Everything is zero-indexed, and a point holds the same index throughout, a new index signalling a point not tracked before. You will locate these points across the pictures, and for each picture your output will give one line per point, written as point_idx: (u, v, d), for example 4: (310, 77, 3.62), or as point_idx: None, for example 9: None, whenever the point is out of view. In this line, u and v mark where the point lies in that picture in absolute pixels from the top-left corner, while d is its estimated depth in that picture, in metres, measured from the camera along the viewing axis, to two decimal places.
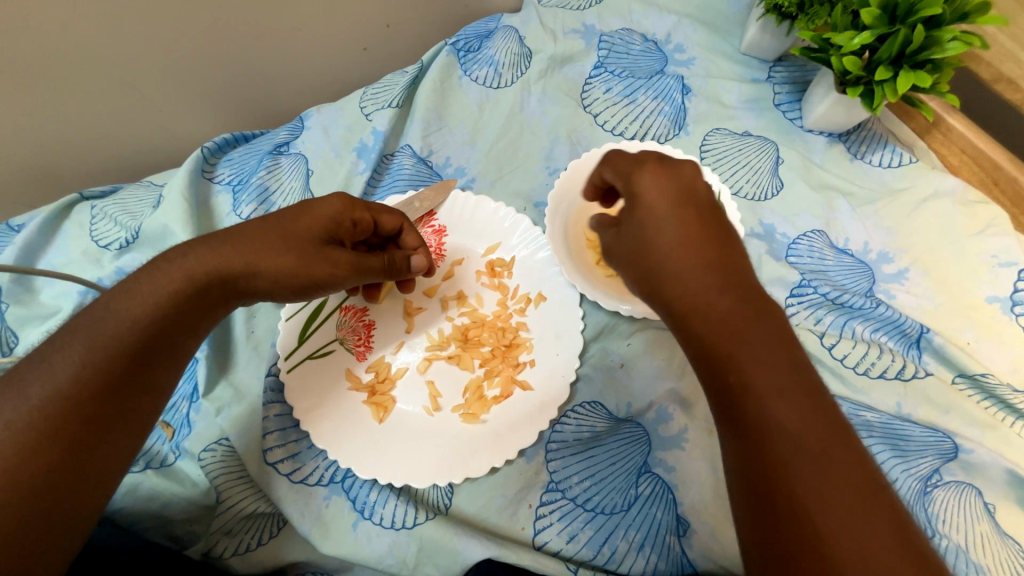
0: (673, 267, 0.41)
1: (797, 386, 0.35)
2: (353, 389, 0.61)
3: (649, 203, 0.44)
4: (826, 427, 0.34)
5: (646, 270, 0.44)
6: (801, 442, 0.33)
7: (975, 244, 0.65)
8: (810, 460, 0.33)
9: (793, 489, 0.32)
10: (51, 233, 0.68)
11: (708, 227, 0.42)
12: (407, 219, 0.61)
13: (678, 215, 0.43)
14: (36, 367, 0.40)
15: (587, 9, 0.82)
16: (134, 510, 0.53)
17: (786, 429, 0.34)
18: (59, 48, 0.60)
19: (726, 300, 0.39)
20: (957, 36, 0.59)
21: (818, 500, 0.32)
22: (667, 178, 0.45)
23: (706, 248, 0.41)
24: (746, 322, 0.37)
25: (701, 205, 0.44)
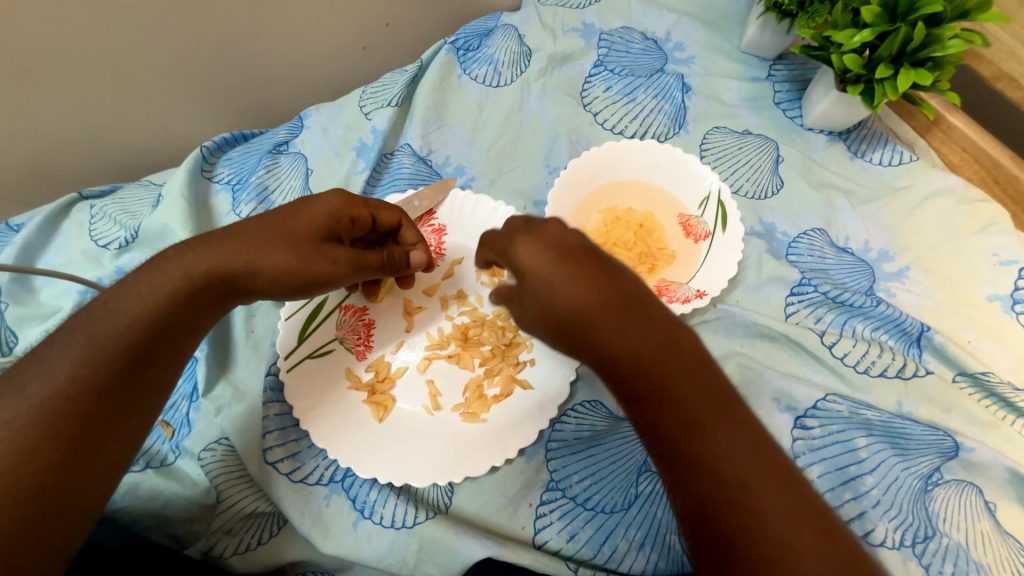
0: (591, 329, 0.41)
1: (721, 423, 0.37)
2: (353, 388, 0.61)
3: (533, 273, 0.43)
4: (768, 467, 0.35)
5: (561, 333, 0.43)
6: (755, 495, 0.34)
7: (976, 243, 0.65)
8: (771, 511, 0.34)
9: (766, 544, 0.33)
10: (50, 232, 0.67)
11: (605, 278, 0.42)
12: (405, 215, 0.60)
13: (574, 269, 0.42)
14: (36, 366, 0.40)
15: (587, 8, 0.82)
16: (134, 510, 0.53)
17: (737, 480, 0.35)
18: (57, 48, 0.60)
19: (650, 357, 0.39)
20: (957, 34, 0.59)
21: (790, 551, 0.33)
22: (541, 242, 0.44)
23: (607, 306, 0.41)
24: (671, 376, 0.38)
25: (581, 258, 0.43)
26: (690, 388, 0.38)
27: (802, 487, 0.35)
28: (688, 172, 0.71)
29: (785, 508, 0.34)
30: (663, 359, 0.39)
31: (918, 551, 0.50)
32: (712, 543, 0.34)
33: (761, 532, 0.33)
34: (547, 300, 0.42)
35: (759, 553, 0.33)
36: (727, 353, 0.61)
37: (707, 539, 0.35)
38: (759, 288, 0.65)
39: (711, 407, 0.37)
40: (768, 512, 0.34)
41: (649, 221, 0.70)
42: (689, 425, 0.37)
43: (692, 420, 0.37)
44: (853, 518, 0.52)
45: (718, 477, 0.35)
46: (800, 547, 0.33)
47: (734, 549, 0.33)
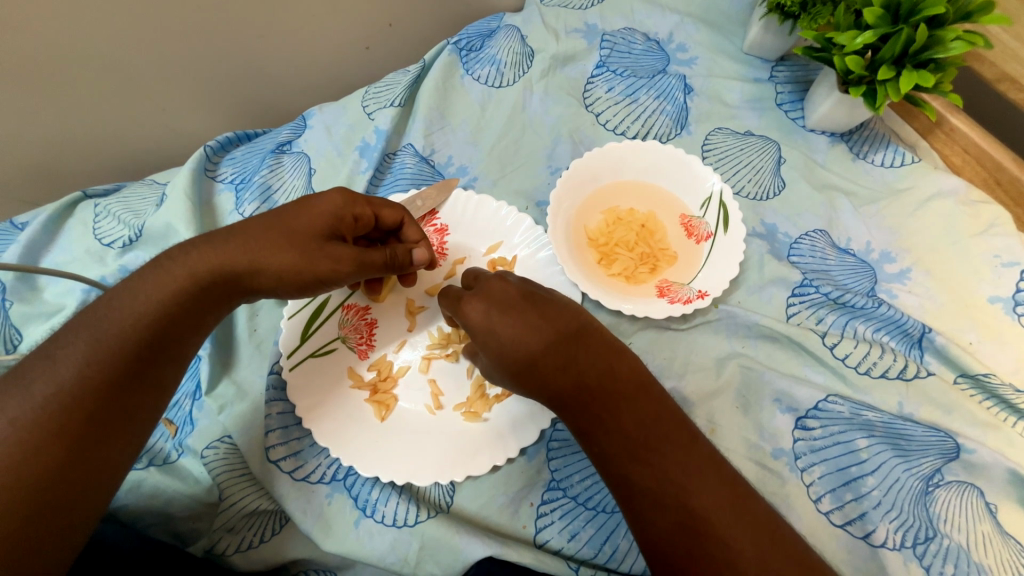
0: (542, 374, 0.46)
1: (658, 440, 0.42)
2: (354, 387, 0.61)
3: (482, 327, 0.49)
4: (708, 474, 0.41)
5: (517, 378, 0.48)
6: (699, 501, 0.40)
7: (978, 244, 0.65)
8: (716, 514, 0.39)
9: (714, 546, 0.38)
10: (55, 231, 0.68)
11: (548, 326, 0.47)
12: (407, 213, 0.60)
13: (521, 320, 0.47)
14: (42, 364, 0.40)
15: (589, 9, 0.82)
16: (137, 507, 0.53)
17: (681, 488, 0.40)
18: (62, 46, 0.60)
19: (592, 386, 0.45)
20: (960, 36, 0.58)
21: (734, 546, 0.38)
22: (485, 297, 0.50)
23: (547, 353, 0.46)
24: (613, 406, 0.44)
25: (522, 307, 0.49)
26: (630, 414, 0.43)
27: (738, 486, 0.41)
28: (689, 173, 0.71)
29: (727, 507, 0.40)
30: (605, 392, 0.44)
31: (919, 552, 0.50)
32: (667, 552, 0.39)
33: (709, 534, 0.39)
34: (502, 349, 0.47)
35: (708, 553, 0.38)
36: (729, 353, 0.61)
37: (663, 548, 0.40)
38: (760, 289, 0.65)
39: (653, 429, 0.43)
40: (713, 514, 0.39)
41: (651, 221, 0.70)
42: (635, 446, 0.42)
43: (636, 442, 0.42)
44: (853, 519, 0.52)
45: (666, 489, 0.41)
46: (741, 541, 0.38)
47: (687, 553, 0.39)
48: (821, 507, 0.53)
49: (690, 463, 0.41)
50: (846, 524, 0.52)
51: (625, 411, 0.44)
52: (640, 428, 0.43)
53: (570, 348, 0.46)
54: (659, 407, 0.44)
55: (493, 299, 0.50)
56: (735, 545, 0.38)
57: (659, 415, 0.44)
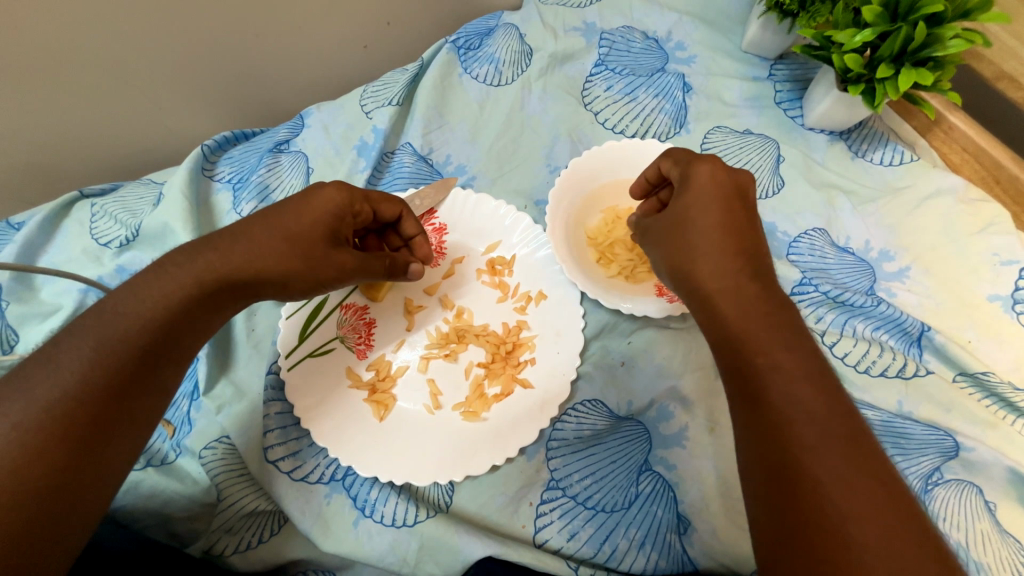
0: (700, 274, 0.48)
1: (808, 372, 0.40)
2: (353, 387, 0.61)
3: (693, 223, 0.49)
4: (838, 414, 0.38)
5: (677, 279, 0.51)
6: (816, 433, 0.37)
7: (977, 243, 0.65)
8: (823, 454, 0.36)
9: (819, 485, 0.35)
10: (51, 231, 0.67)
11: (743, 235, 0.49)
12: (407, 206, 0.60)
13: (712, 216, 0.49)
14: (44, 369, 0.40)
15: (588, 7, 0.82)
16: (135, 508, 0.53)
17: (799, 413, 0.38)
18: (59, 44, 0.59)
19: (754, 303, 0.44)
20: (959, 34, 0.58)
21: (833, 484, 0.35)
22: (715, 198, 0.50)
23: (731, 256, 0.47)
24: (767, 316, 0.44)
25: (735, 221, 0.49)
26: (782, 328, 0.43)
27: (875, 446, 0.37)
28: None
29: (845, 452, 0.36)
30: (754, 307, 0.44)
31: None
32: (765, 469, 0.38)
33: (811, 465, 0.36)
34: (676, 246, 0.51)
35: (804, 484, 0.36)
36: None
37: (761, 465, 0.38)
38: None
39: (791, 352, 0.41)
40: (822, 451, 0.36)
41: None
42: (774, 368, 0.41)
43: (772, 359, 0.41)
44: None
45: (782, 407, 0.39)
46: (848, 482, 0.35)
47: (786, 472, 0.37)
48: None
49: (827, 398, 0.39)
50: None
51: (778, 324, 0.43)
52: (777, 349, 0.42)
53: (753, 257, 0.48)
54: (813, 345, 0.42)
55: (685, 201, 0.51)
56: (836, 484, 0.35)
57: (811, 350, 0.42)
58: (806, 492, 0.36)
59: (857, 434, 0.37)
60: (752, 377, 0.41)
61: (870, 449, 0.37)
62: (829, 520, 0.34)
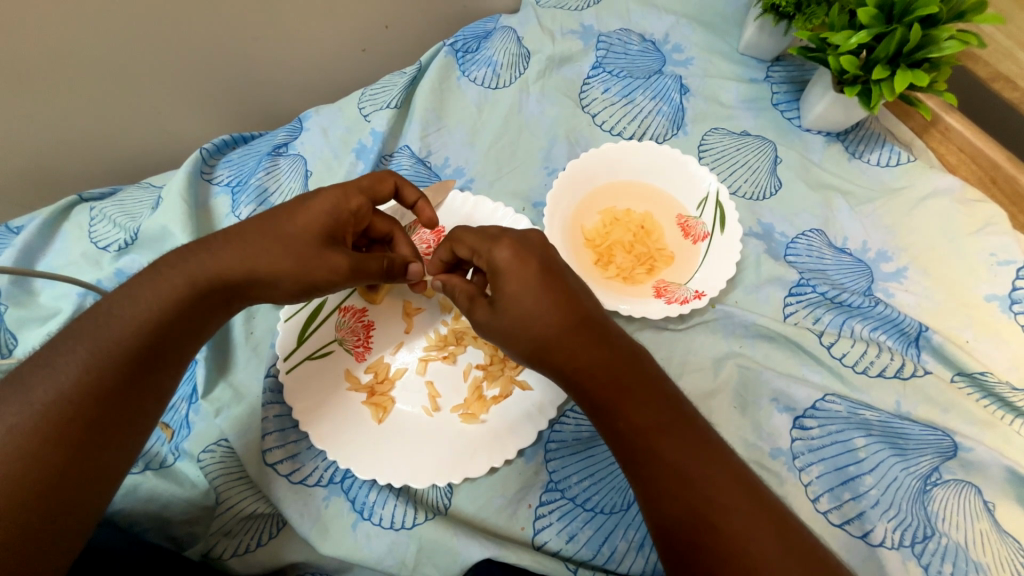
0: (557, 353, 0.45)
1: (673, 421, 0.42)
2: (353, 389, 0.61)
3: (514, 295, 0.46)
4: (708, 456, 0.41)
5: (528, 356, 0.47)
6: (705, 481, 0.40)
7: (974, 243, 0.65)
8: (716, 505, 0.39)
9: (722, 533, 0.38)
10: (50, 234, 0.68)
11: (574, 301, 0.46)
12: (399, 177, 0.60)
13: (538, 294, 0.45)
14: (40, 372, 0.40)
15: (585, 10, 0.82)
16: (134, 511, 0.53)
17: (683, 474, 0.40)
18: (58, 49, 0.60)
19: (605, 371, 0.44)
20: (954, 35, 0.59)
21: (734, 528, 0.38)
22: (531, 258, 0.47)
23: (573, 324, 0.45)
24: (623, 383, 0.43)
25: (560, 280, 0.47)
26: (635, 390, 0.43)
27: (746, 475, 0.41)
28: (685, 174, 0.71)
29: (728, 497, 0.39)
30: (608, 372, 0.44)
31: (917, 551, 0.50)
32: (672, 531, 0.40)
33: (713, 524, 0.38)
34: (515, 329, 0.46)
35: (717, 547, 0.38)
36: (726, 353, 0.61)
37: (660, 530, 0.40)
38: (757, 288, 0.65)
39: (651, 409, 0.43)
40: (713, 505, 0.39)
41: (649, 222, 0.70)
42: (649, 431, 0.42)
43: (643, 429, 0.42)
44: (852, 519, 0.52)
45: (670, 471, 0.41)
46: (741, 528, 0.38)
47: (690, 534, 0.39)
48: (819, 506, 0.53)
49: (690, 445, 0.41)
50: (844, 523, 0.52)
51: (633, 391, 0.43)
52: (639, 405, 0.43)
53: (584, 315, 0.46)
54: (668, 391, 0.44)
55: (505, 275, 0.47)
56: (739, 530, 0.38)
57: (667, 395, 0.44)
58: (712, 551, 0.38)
59: (725, 465, 0.41)
60: (627, 446, 0.43)
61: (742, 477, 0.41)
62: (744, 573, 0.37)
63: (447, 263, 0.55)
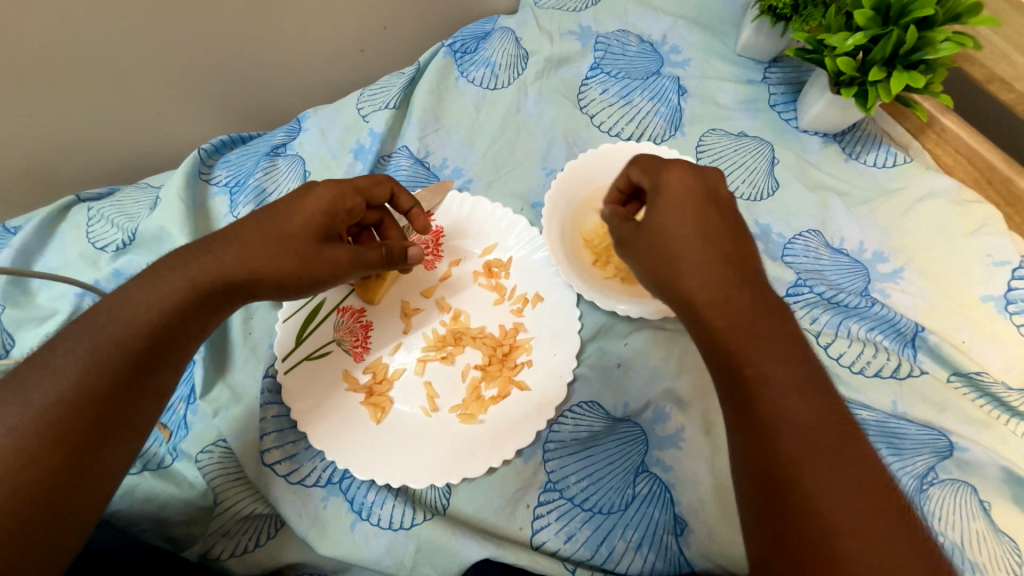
0: (687, 280, 0.45)
1: (807, 381, 0.39)
2: (351, 389, 0.61)
3: (661, 218, 0.47)
4: (829, 425, 0.38)
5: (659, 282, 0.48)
6: (813, 443, 0.37)
7: (970, 244, 0.66)
8: (816, 465, 0.36)
9: (809, 492, 0.36)
10: (48, 235, 0.68)
11: (719, 233, 0.46)
12: (396, 182, 0.60)
13: (687, 220, 0.46)
14: (39, 373, 0.40)
15: (584, 11, 0.82)
16: (132, 512, 0.53)
17: (789, 428, 0.38)
18: (56, 50, 0.60)
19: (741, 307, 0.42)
20: (950, 37, 0.59)
21: (832, 489, 0.35)
22: (697, 197, 0.47)
23: (714, 256, 0.45)
24: (755, 321, 0.42)
25: (714, 217, 0.47)
26: (769, 331, 0.41)
27: (865, 461, 0.37)
28: None
29: (833, 458, 0.36)
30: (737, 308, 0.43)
31: None
32: (761, 472, 0.38)
33: (799, 476, 0.36)
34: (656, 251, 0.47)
35: (804, 506, 0.35)
36: None
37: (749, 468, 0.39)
38: None
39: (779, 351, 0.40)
40: (810, 460, 0.36)
41: None
42: (772, 376, 0.39)
43: (764, 370, 0.40)
44: None
45: (775, 419, 0.38)
46: (839, 491, 0.35)
47: (778, 480, 0.37)
48: None
49: (813, 400, 0.39)
50: None
51: (762, 331, 0.41)
52: (770, 339, 0.41)
53: (727, 251, 0.46)
54: (807, 359, 0.41)
55: (658, 204, 0.48)
56: (832, 501, 0.35)
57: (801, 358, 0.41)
58: (796, 500, 0.36)
59: (844, 433, 0.38)
60: (733, 382, 0.41)
61: (860, 463, 0.37)
62: (823, 534, 0.34)
63: (624, 194, 0.56)
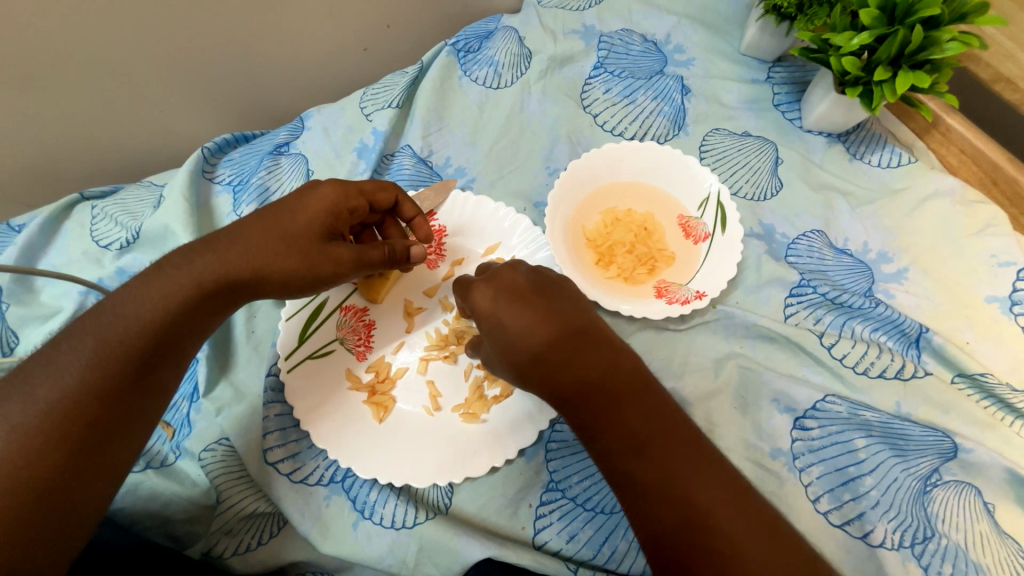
0: (547, 371, 0.47)
1: (661, 425, 0.43)
2: (353, 389, 0.61)
3: (502, 313, 0.50)
4: (697, 459, 0.41)
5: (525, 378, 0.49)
6: (693, 486, 0.40)
7: (975, 244, 0.65)
8: (704, 504, 0.39)
9: (710, 530, 0.38)
10: (51, 233, 0.68)
11: (559, 324, 0.49)
12: (401, 190, 0.60)
13: (523, 315, 0.49)
14: (43, 370, 0.40)
15: (587, 10, 0.82)
16: (135, 510, 0.53)
17: (671, 478, 0.41)
18: (59, 48, 0.60)
19: (598, 382, 0.45)
20: (956, 37, 0.59)
21: (736, 539, 0.38)
22: (519, 285, 0.51)
23: (561, 341, 0.47)
24: (611, 392, 0.45)
25: (542, 295, 0.50)
26: (624, 395, 0.45)
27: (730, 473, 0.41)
28: (685, 174, 0.72)
29: (712, 489, 0.40)
30: (592, 382, 0.45)
31: (917, 552, 0.50)
32: (664, 535, 0.39)
33: (698, 517, 0.39)
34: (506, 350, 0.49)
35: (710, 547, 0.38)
36: (727, 354, 0.61)
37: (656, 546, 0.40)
38: (758, 289, 0.65)
39: (642, 424, 0.43)
40: (699, 502, 0.39)
41: (650, 222, 0.70)
42: (637, 433, 0.43)
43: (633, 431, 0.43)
44: (852, 519, 0.52)
45: (656, 474, 0.41)
46: (734, 520, 0.38)
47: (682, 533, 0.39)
48: (819, 507, 0.53)
49: (679, 447, 0.42)
50: (845, 524, 0.52)
51: (622, 402, 0.44)
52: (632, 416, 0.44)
53: (561, 328, 0.48)
54: (656, 394, 0.45)
55: (493, 302, 0.50)
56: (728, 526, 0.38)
57: (653, 401, 0.45)
58: (704, 544, 0.38)
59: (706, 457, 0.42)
60: (616, 454, 0.43)
61: (729, 478, 0.41)
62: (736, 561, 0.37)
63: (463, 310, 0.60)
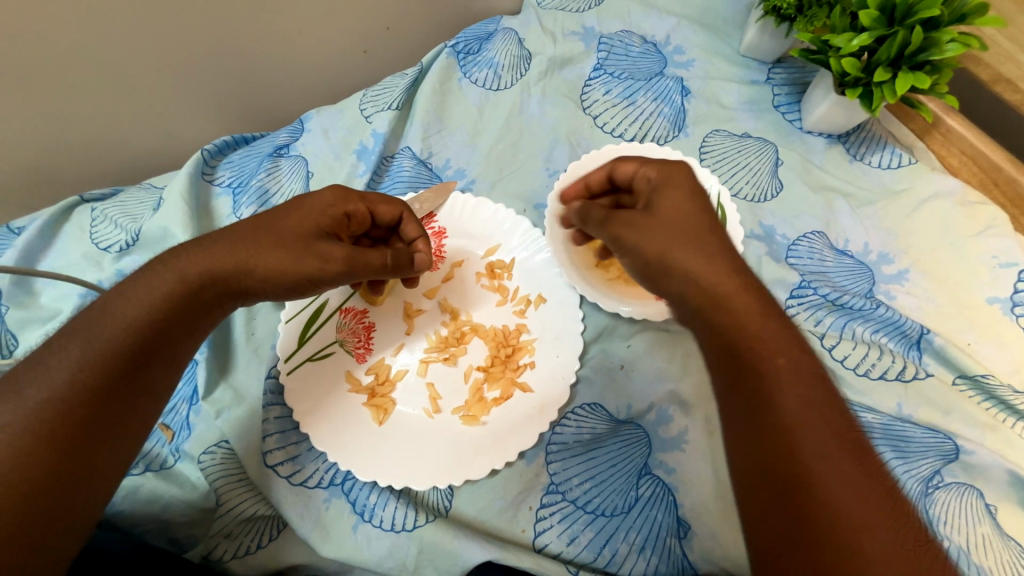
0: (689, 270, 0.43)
1: (811, 375, 0.38)
2: (353, 391, 0.61)
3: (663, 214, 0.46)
4: (835, 420, 0.37)
5: (652, 277, 0.45)
6: (824, 440, 0.35)
7: (976, 245, 0.65)
8: (829, 465, 0.34)
9: (826, 491, 0.34)
10: (51, 235, 0.68)
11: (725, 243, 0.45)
12: (407, 209, 0.59)
13: (687, 217, 0.45)
14: (33, 371, 0.40)
15: (587, 11, 0.82)
16: (134, 513, 0.52)
17: (802, 428, 0.36)
18: (59, 51, 0.60)
19: (755, 299, 0.41)
20: (956, 38, 0.58)
21: (852, 510, 0.33)
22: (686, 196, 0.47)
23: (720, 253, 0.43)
24: (762, 316, 0.40)
25: (707, 207, 0.47)
26: (774, 327, 0.40)
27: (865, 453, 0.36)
28: None
29: (844, 455, 0.35)
30: (739, 297, 0.41)
31: None
32: (777, 477, 0.35)
33: (819, 476, 0.34)
34: (646, 248, 0.45)
35: (821, 509, 0.33)
36: None
37: (763, 480, 0.36)
38: None
39: (796, 360, 0.38)
40: (826, 461, 0.35)
41: None
42: (781, 367, 0.38)
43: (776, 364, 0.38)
44: None
45: (787, 415, 0.36)
46: (857, 492, 0.34)
47: (797, 486, 0.34)
48: None
49: (819, 401, 0.37)
50: None
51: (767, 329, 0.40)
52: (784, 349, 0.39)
53: (717, 242, 0.44)
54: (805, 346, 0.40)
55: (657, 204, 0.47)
56: (850, 499, 0.33)
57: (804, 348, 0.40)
58: (819, 503, 0.33)
59: (846, 424, 0.37)
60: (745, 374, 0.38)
61: (861, 456, 0.36)
62: (846, 533, 0.32)
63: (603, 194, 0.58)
